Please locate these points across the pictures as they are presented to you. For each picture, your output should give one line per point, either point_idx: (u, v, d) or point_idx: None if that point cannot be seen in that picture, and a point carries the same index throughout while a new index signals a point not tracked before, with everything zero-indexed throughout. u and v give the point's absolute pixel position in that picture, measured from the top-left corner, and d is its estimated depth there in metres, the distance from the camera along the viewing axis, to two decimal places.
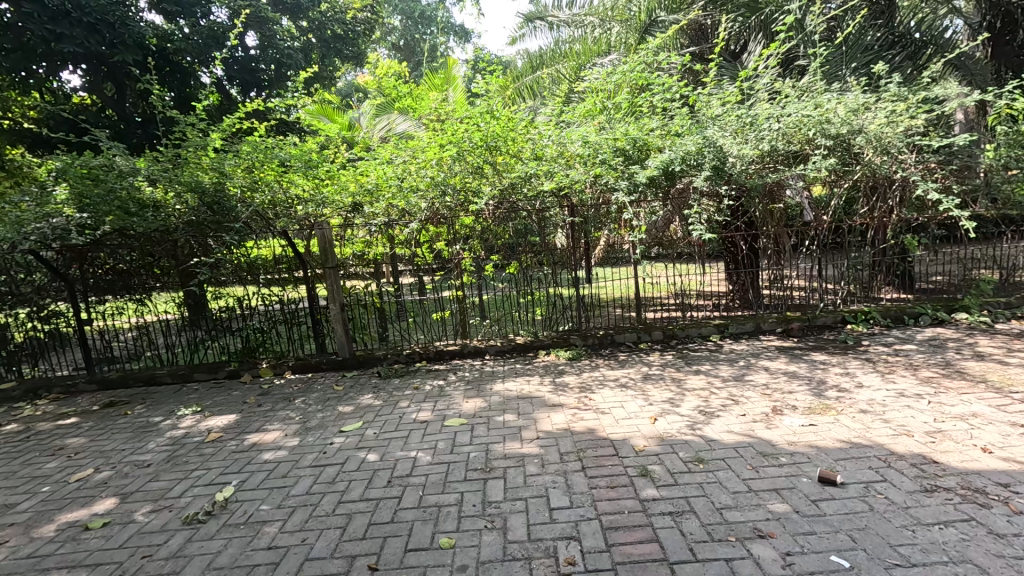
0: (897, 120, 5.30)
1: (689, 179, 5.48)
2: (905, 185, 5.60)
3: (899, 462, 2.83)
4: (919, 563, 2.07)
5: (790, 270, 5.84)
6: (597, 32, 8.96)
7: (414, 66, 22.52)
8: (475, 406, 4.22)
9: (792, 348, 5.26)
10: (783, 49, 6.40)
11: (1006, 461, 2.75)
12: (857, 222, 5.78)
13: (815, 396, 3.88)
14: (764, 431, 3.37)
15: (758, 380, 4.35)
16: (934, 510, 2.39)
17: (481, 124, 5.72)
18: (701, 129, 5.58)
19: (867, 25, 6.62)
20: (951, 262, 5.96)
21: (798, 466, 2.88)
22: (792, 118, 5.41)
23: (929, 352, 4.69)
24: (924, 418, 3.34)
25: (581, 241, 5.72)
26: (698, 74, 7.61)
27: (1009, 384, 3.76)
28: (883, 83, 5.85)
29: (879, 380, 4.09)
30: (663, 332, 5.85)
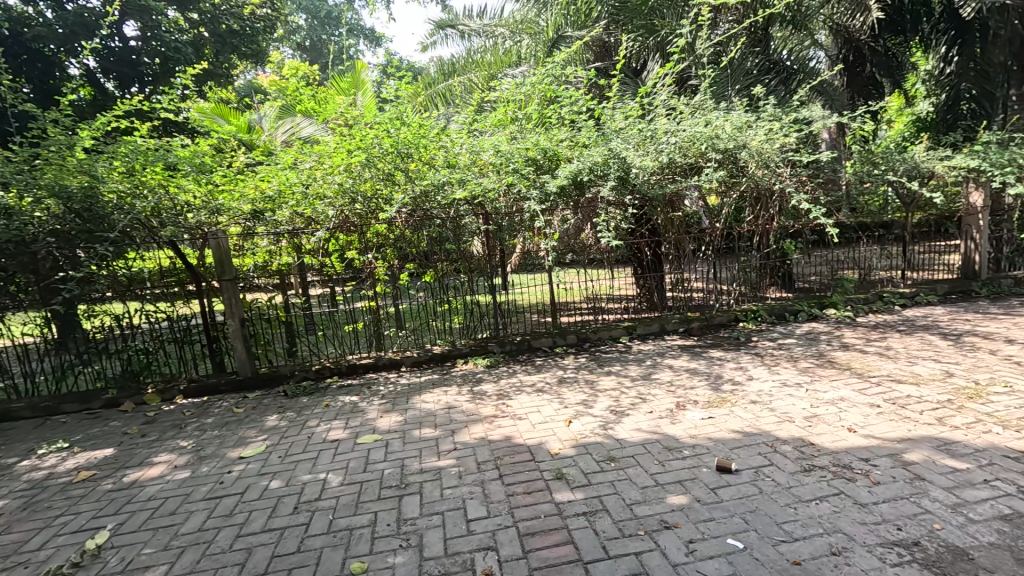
0: (773, 138, 5.92)
1: (597, 189, 5.73)
2: (782, 196, 6.23)
3: (783, 447, 3.13)
4: (800, 538, 2.30)
5: (690, 274, 6.30)
6: (508, 44, 9.24)
7: (321, 68, 21.64)
8: (390, 421, 4.09)
9: (693, 346, 5.65)
10: (677, 69, 6.93)
11: (867, 438, 3.13)
12: (745, 229, 6.35)
13: (713, 390, 4.20)
14: (669, 427, 3.58)
15: (663, 378, 4.62)
16: (812, 487, 2.66)
17: (391, 130, 5.54)
18: (607, 142, 5.88)
19: (747, 51, 7.37)
20: (822, 264, 6.72)
21: (698, 458, 3.09)
22: (686, 133, 5.82)
23: (806, 345, 5.26)
24: (803, 404, 3.73)
25: (497, 249, 5.81)
26: (603, 89, 8.06)
27: (868, 370, 4.31)
28: (762, 104, 6.53)
29: (765, 372, 4.52)
30: (577, 336, 6.04)
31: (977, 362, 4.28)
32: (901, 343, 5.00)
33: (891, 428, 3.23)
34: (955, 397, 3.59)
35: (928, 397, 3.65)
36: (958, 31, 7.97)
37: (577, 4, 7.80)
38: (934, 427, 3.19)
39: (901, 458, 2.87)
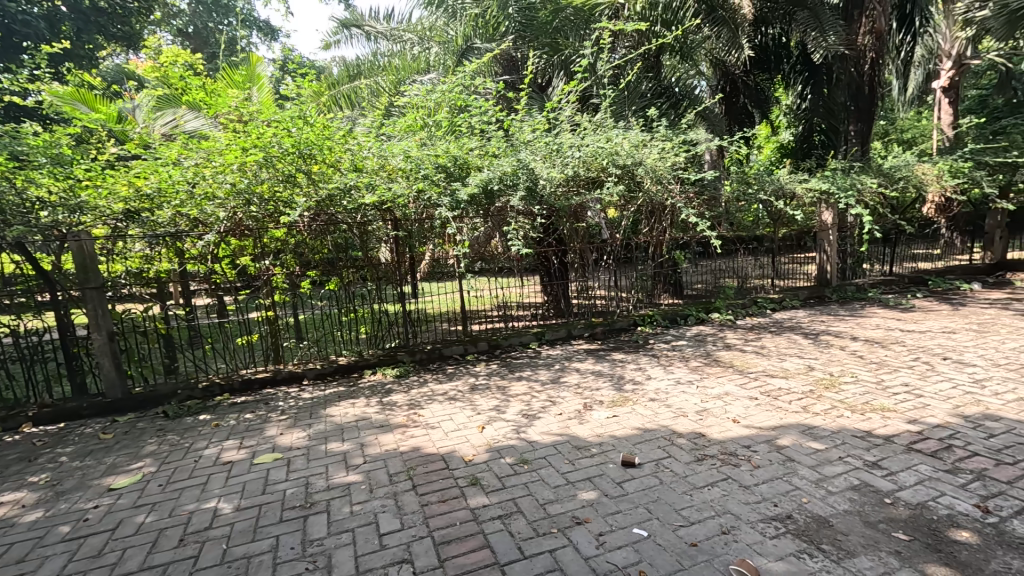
0: (666, 157, 6.44)
1: (507, 199, 5.85)
2: (673, 211, 6.80)
3: (679, 440, 3.40)
4: (696, 521, 2.50)
5: (593, 282, 6.63)
6: (416, 50, 9.15)
7: (208, 58, 19.73)
8: (292, 437, 3.83)
9: (597, 350, 5.95)
10: (580, 88, 7.28)
11: (748, 427, 3.50)
12: (641, 240, 6.82)
13: (616, 390, 4.45)
14: (577, 427, 3.73)
15: (571, 381, 4.81)
16: (704, 475, 2.92)
17: (292, 129, 5.25)
18: (515, 153, 6.05)
19: (642, 75, 7.96)
20: (706, 273, 7.46)
21: (605, 455, 3.25)
22: (589, 148, 6.15)
23: (695, 346, 5.76)
24: (695, 400, 4.08)
25: (405, 255, 5.72)
26: (511, 102, 8.27)
27: (747, 367, 4.83)
28: (657, 126, 7.10)
29: (662, 372, 4.89)
30: (488, 343, 6.09)
31: (831, 357, 4.97)
32: (773, 343, 5.66)
33: (767, 417, 3.64)
34: (815, 388, 4.13)
35: (795, 388, 4.16)
36: (809, 72, 9.27)
37: (486, 16, 7.96)
38: (800, 414, 3.65)
39: (776, 443, 3.24)
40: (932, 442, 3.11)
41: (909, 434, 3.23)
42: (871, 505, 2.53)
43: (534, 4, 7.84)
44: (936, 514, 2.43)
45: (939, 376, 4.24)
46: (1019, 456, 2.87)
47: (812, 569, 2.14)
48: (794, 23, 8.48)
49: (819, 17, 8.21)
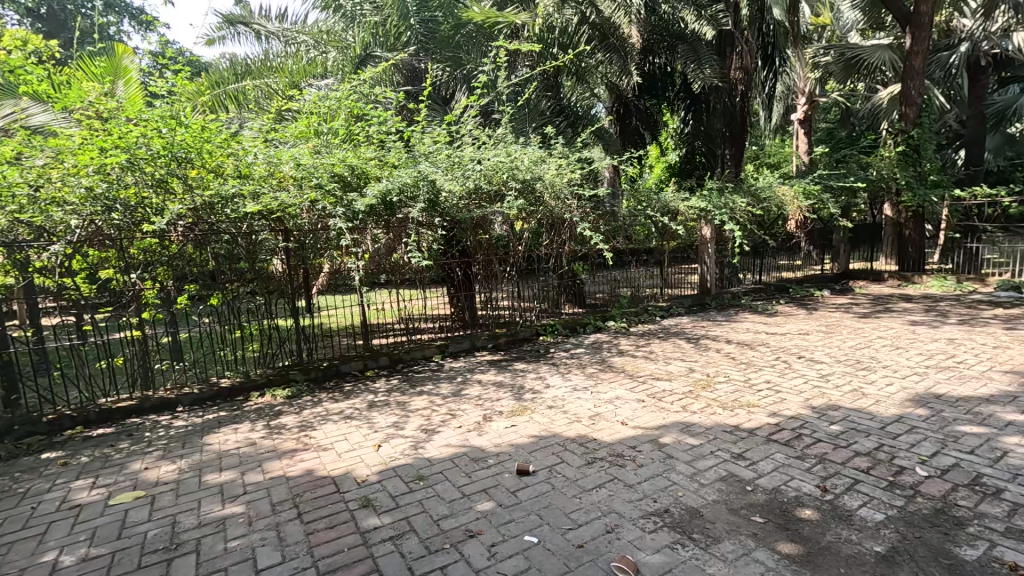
0: (563, 173, 6.73)
1: (407, 210, 5.78)
2: (571, 224, 7.11)
3: (572, 445, 3.53)
4: (583, 523, 2.61)
5: (498, 293, 6.76)
6: (312, 53, 8.78)
7: (64, 43, 17.32)
8: (160, 471, 3.43)
9: (500, 361, 6.03)
10: (481, 103, 7.38)
11: (635, 429, 3.73)
12: (542, 252, 7.05)
13: (516, 400, 4.53)
14: (475, 439, 3.74)
15: (472, 393, 4.82)
16: (593, 477, 3.06)
17: (163, 129, 4.71)
18: (415, 164, 5.98)
19: (542, 94, 8.37)
20: (605, 283, 7.89)
21: (501, 465, 3.29)
22: (491, 162, 6.24)
23: (592, 353, 6.06)
24: (589, 405, 4.27)
25: (299, 268, 5.44)
26: (412, 113, 8.23)
27: (637, 372, 5.16)
28: (554, 143, 7.39)
29: (560, 380, 5.06)
30: (389, 358, 5.90)
31: (709, 359, 5.46)
32: (660, 348, 6.10)
33: (652, 418, 3.90)
34: (694, 388, 4.51)
35: (677, 389, 4.51)
36: (691, 100, 10.41)
37: (386, 25, 8.05)
38: (680, 414, 3.96)
39: (658, 442, 3.48)
40: (785, 432, 3.52)
41: (768, 426, 3.63)
42: (735, 493, 2.80)
43: (436, 17, 7.94)
44: (786, 497, 2.74)
45: (794, 373, 4.82)
46: (851, 439, 3.34)
47: (683, 557, 2.32)
48: (676, 55, 9.42)
49: (696, 51, 9.21)
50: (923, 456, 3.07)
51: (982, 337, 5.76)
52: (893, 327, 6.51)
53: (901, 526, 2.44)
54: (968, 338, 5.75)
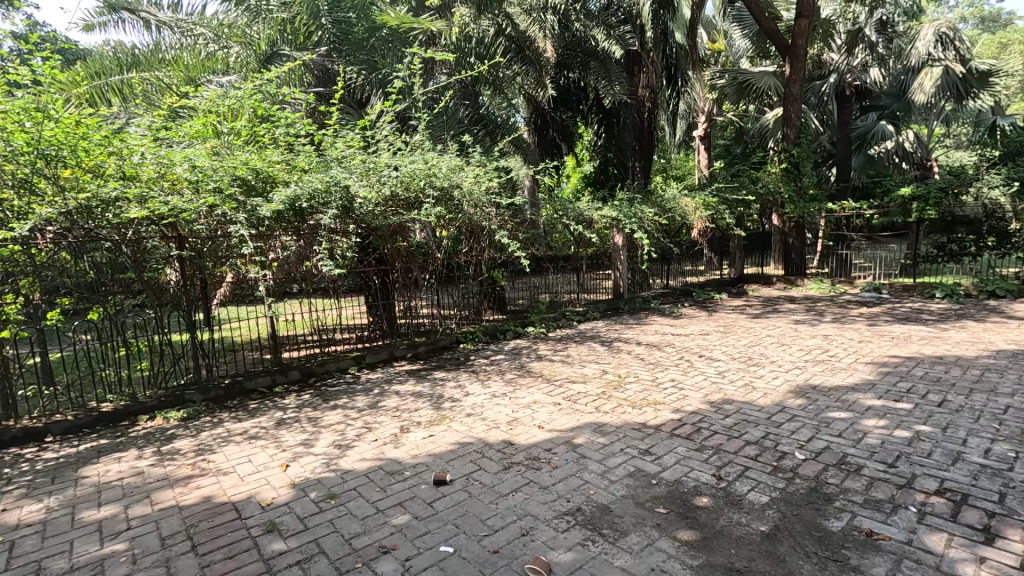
0: (480, 181, 6.71)
1: (318, 217, 5.55)
2: (490, 232, 7.12)
3: (490, 451, 3.55)
4: (498, 528, 2.64)
5: (416, 301, 6.73)
6: (212, 48, 8.17)
7: None
8: (22, 513, 3.01)
9: (419, 370, 5.94)
10: (396, 109, 7.22)
11: (551, 431, 3.84)
12: (462, 260, 7.07)
13: (434, 409, 4.49)
14: (392, 451, 3.65)
15: (389, 404, 4.70)
16: (509, 482, 3.10)
17: (26, 123, 4.09)
18: (327, 169, 5.73)
19: (460, 102, 8.41)
20: (525, 290, 8.08)
21: (418, 476, 3.24)
22: (407, 169, 6.13)
23: (511, 359, 6.15)
24: (507, 411, 4.32)
25: (196, 278, 5.06)
26: (323, 116, 7.90)
27: (553, 376, 5.30)
28: (471, 151, 7.44)
29: (480, 387, 5.08)
30: (300, 371, 5.59)
31: (621, 361, 5.74)
32: (576, 352, 6.32)
33: (567, 420, 4.03)
34: (606, 389, 4.72)
35: (591, 391, 4.70)
36: (603, 114, 11.13)
37: (295, 23, 7.69)
38: (594, 414, 4.12)
39: (572, 443, 3.60)
40: (687, 427, 3.78)
41: (672, 422, 3.88)
42: (641, 487, 2.97)
43: (349, 19, 7.73)
44: (686, 487, 2.95)
45: (696, 371, 5.20)
46: (742, 430, 3.66)
47: (593, 553, 2.42)
48: (588, 71, 9.83)
49: (607, 69, 9.69)
50: (802, 441, 3.43)
51: (849, 333, 6.56)
52: (780, 326, 7.23)
53: (783, 506, 2.71)
54: (839, 334, 6.52)
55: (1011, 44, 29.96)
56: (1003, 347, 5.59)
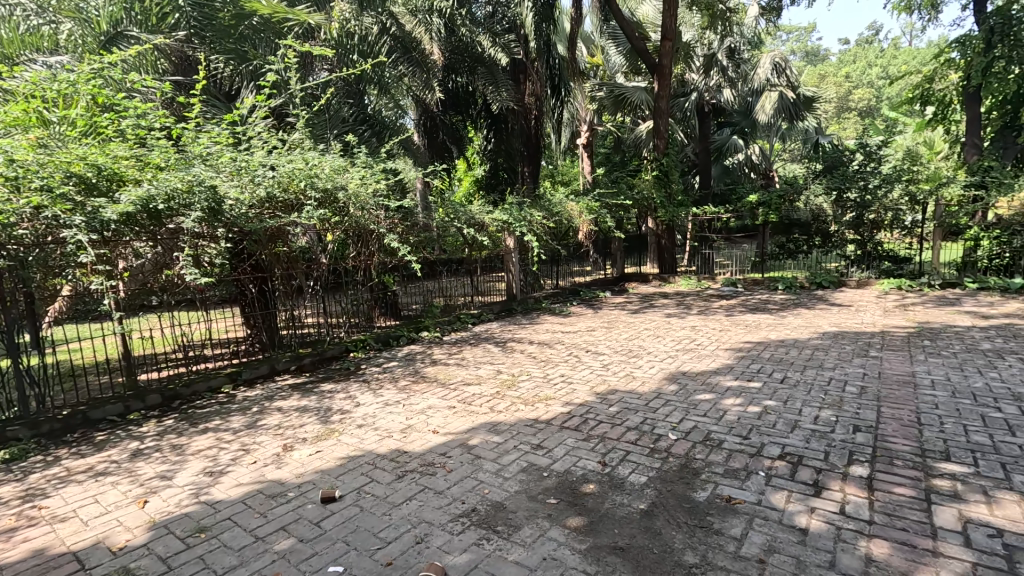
0: (367, 183, 6.46)
1: (180, 220, 4.97)
2: (378, 236, 6.95)
3: (383, 461, 3.44)
4: (392, 540, 2.56)
5: (299, 309, 6.32)
6: (36, 23, 6.97)
7: None
8: None
9: (304, 383, 5.57)
10: (271, 104, 6.67)
11: (446, 435, 3.82)
12: (349, 264, 6.78)
13: (322, 423, 4.23)
14: (273, 472, 3.38)
15: (271, 422, 4.35)
16: (403, 491, 3.03)
17: None
18: (188, 167, 5.12)
19: (342, 101, 8.00)
20: (419, 294, 7.93)
21: (302, 496, 3.04)
22: (284, 168, 5.72)
23: (405, 365, 6.01)
24: (400, 418, 4.22)
25: (19, 292, 4.24)
26: (183, 108, 7.12)
27: (448, 379, 5.28)
28: (356, 151, 7.13)
29: (372, 396, 4.90)
30: (161, 394, 4.97)
31: (514, 360, 5.88)
32: (471, 354, 6.36)
33: (462, 422, 4.05)
34: (500, 389, 4.81)
35: (485, 392, 4.76)
36: (491, 119, 11.49)
37: (147, 3, 6.90)
38: (488, 415, 4.18)
39: (467, 445, 3.62)
40: (575, 419, 3.99)
41: (562, 416, 4.06)
42: (533, 481, 3.07)
43: (214, 3, 7.03)
44: (575, 476, 3.11)
45: (583, 365, 5.50)
46: (624, 417, 3.94)
47: (488, 551, 2.45)
48: (475, 76, 10.08)
49: (494, 75, 10.00)
50: (674, 423, 3.79)
51: (712, 324, 7.37)
52: (655, 320, 7.90)
53: (658, 484, 2.97)
54: (704, 325, 7.30)
55: (826, 75, 35.72)
56: (828, 329, 6.66)
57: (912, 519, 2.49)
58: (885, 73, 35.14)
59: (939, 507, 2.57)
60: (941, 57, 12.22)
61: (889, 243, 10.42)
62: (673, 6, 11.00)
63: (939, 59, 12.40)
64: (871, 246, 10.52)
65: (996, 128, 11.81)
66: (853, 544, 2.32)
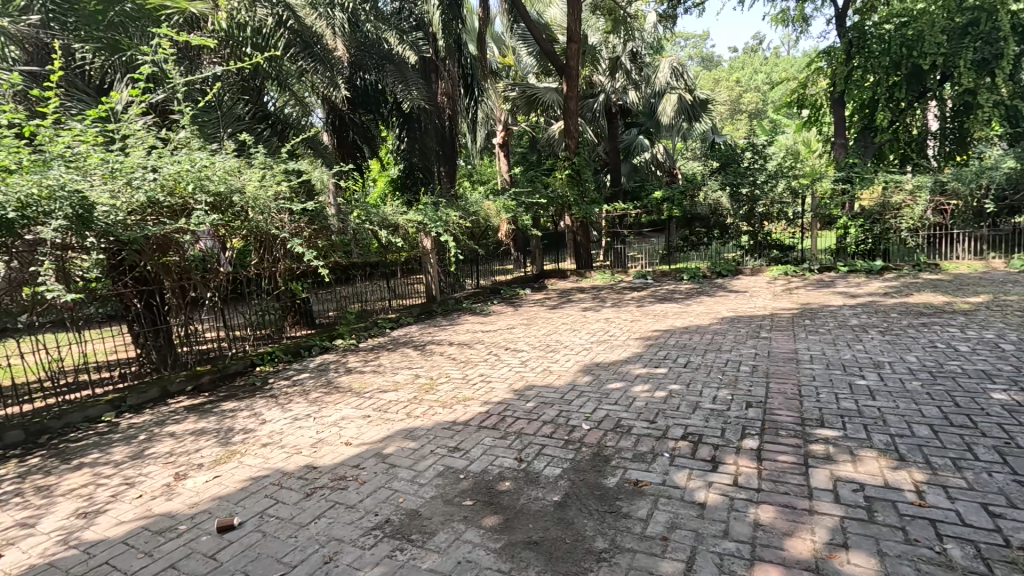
0: (267, 185, 6.01)
1: (39, 231, 4.35)
2: (284, 242, 6.57)
3: (289, 480, 3.24)
4: (298, 564, 2.42)
5: (196, 324, 5.83)
6: None
7: None
8: None
9: (203, 404, 5.11)
10: (149, 99, 6.02)
11: (359, 446, 3.67)
12: (251, 273, 6.34)
13: (221, 446, 3.91)
14: (162, 505, 3.06)
15: (161, 450, 3.94)
16: (311, 510, 2.86)
17: None
18: (44, 170, 4.45)
19: (236, 97, 7.41)
20: (332, 300, 7.60)
21: (196, 528, 2.78)
22: (168, 169, 5.19)
23: (316, 376, 5.70)
24: (311, 433, 4.00)
25: None
26: (38, 102, 6.22)
27: (364, 388, 5.08)
28: (253, 152, 6.60)
29: (279, 412, 4.59)
30: (24, 430, 4.34)
31: (433, 363, 5.79)
32: (388, 359, 6.18)
33: (377, 431, 3.91)
34: (418, 393, 4.71)
35: (402, 398, 4.63)
36: (403, 119, 11.14)
37: None
38: (404, 421, 4.07)
39: (382, 454, 3.50)
40: (493, 417, 3.99)
41: (480, 415, 4.05)
42: (450, 485, 3.02)
43: None
44: (491, 474, 3.11)
45: (502, 363, 5.53)
46: (540, 412, 4.01)
47: (401, 562, 2.38)
48: (384, 73, 9.76)
49: (403, 73, 9.74)
50: (588, 413, 3.90)
51: (624, 315, 7.72)
52: (572, 314, 8.14)
53: (572, 474, 3.04)
54: (617, 316, 7.63)
55: (720, 78, 38.60)
56: (725, 315, 7.22)
57: (793, 483, 2.74)
58: (767, 78, 38.74)
59: (815, 470, 2.86)
60: (812, 65, 13.68)
61: (777, 233, 11.50)
62: (577, 10, 11.38)
63: (810, 68, 13.87)
64: (761, 237, 11.59)
65: (858, 129, 13.42)
66: (743, 512, 2.51)
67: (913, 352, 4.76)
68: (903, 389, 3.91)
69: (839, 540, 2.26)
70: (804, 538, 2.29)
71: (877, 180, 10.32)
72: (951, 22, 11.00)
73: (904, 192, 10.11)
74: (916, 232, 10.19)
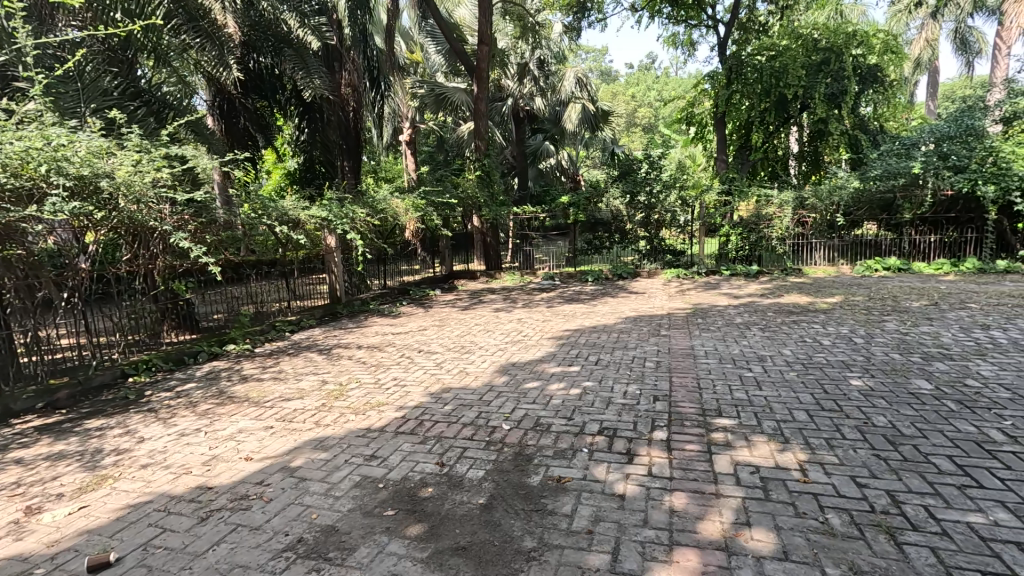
0: (143, 170, 5.29)
1: None
2: (163, 236, 5.89)
3: (179, 505, 2.86)
4: None
5: (49, 329, 5.00)
6: None
7: None
8: None
9: (59, 423, 4.35)
10: None
11: (262, 460, 3.35)
12: (122, 271, 5.61)
13: (87, 471, 3.35)
14: (10, 546, 2.55)
15: (3, 481, 3.28)
16: (208, 536, 2.55)
17: None
18: None
19: (101, 69, 6.44)
20: (222, 300, 6.81)
21: (58, 571, 2.34)
22: (12, 146, 4.32)
23: (205, 386, 5.10)
24: (201, 449, 3.57)
25: None
26: None
27: (263, 397, 4.65)
28: (124, 132, 5.72)
29: (160, 428, 4.05)
30: None
31: (341, 368, 5.47)
32: (290, 365, 5.73)
33: (281, 443, 3.60)
34: (326, 401, 4.41)
35: (308, 406, 4.31)
36: (303, 108, 10.51)
37: None
38: (312, 431, 3.79)
39: (289, 467, 3.22)
40: (410, 422, 3.86)
41: (396, 421, 3.89)
42: (368, 496, 2.86)
43: None
44: (412, 481, 2.99)
45: (415, 366, 5.37)
46: (460, 414, 3.95)
47: None
48: (282, 58, 9.04)
49: (303, 59, 9.04)
50: (507, 414, 3.91)
51: (535, 315, 7.88)
52: (484, 315, 8.14)
53: (495, 475, 3.02)
54: (529, 317, 7.77)
55: (618, 92, 40.96)
56: (628, 314, 7.67)
57: (699, 469, 2.96)
58: (659, 95, 41.92)
59: (718, 456, 3.11)
60: (699, 87, 15.03)
61: (669, 239, 12.44)
62: (487, 12, 11.37)
63: (697, 89, 15.17)
64: (656, 242, 12.45)
65: (736, 147, 14.97)
66: (659, 500, 2.67)
67: (788, 347, 5.39)
68: (783, 378, 4.42)
69: (743, 519, 2.47)
70: (714, 520, 2.48)
71: (753, 194, 11.62)
72: (809, 58, 12.57)
73: (774, 205, 11.47)
74: (784, 240, 11.61)
